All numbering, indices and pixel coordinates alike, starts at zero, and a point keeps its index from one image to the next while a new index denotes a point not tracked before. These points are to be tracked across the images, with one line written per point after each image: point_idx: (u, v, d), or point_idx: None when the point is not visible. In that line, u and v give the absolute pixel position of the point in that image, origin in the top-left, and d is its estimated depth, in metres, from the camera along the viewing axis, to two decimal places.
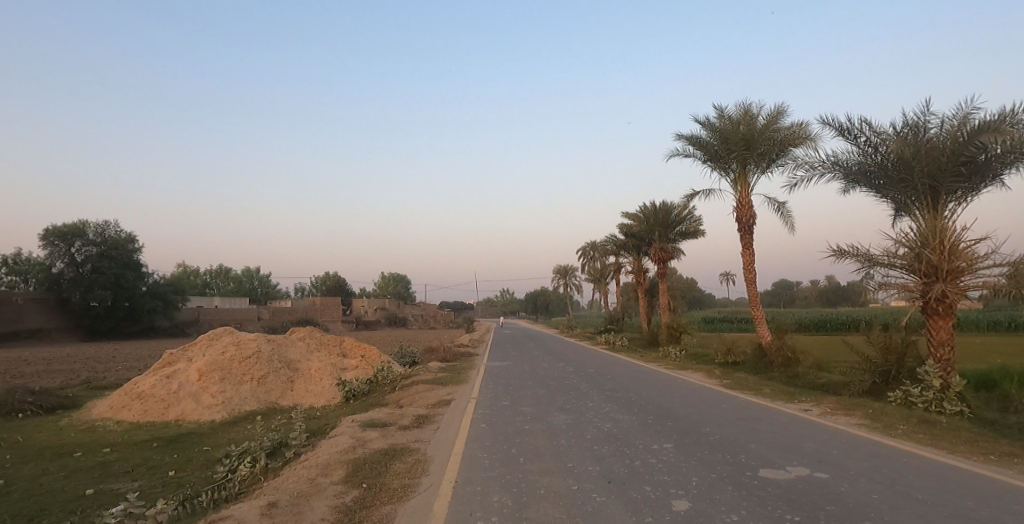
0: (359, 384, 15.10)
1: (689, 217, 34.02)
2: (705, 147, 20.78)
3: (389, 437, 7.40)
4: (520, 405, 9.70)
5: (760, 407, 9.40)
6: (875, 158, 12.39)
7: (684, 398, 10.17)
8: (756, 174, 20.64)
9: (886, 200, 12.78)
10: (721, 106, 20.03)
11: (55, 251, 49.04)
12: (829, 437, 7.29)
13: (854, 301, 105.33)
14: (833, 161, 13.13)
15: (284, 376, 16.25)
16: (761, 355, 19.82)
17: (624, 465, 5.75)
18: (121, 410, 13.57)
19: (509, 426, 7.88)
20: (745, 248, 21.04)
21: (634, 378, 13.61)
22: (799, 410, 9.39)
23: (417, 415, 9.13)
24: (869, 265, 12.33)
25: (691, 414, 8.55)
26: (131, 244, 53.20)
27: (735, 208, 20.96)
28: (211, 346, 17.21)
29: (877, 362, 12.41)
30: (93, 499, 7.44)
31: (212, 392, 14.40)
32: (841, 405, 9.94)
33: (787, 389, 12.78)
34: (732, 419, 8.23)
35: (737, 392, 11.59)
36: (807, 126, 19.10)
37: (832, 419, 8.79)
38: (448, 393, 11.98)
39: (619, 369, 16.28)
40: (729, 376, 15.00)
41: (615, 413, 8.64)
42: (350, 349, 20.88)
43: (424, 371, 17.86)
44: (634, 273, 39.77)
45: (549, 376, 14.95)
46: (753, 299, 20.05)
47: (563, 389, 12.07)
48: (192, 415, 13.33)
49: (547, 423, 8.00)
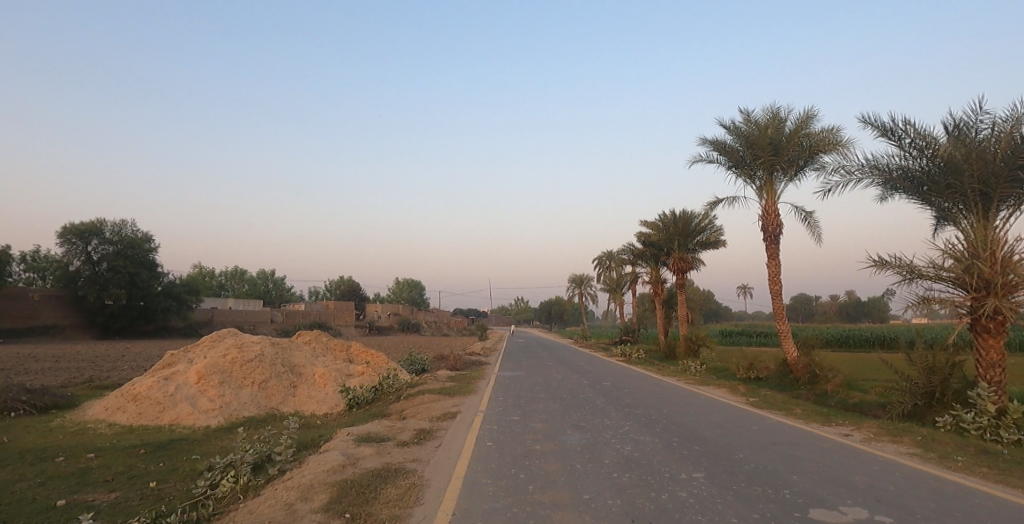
0: (363, 392, 14.45)
1: (709, 226, 33.02)
2: (730, 153, 19.95)
3: (384, 454, 6.67)
4: (531, 421, 8.90)
5: (796, 431, 8.48)
6: (918, 162, 11.46)
7: (710, 419, 9.30)
8: (783, 182, 19.70)
9: (931, 208, 11.79)
10: (747, 110, 19.18)
11: (72, 248, 49.51)
12: (881, 470, 6.40)
13: (876, 316, 102.82)
14: (871, 165, 12.21)
15: (287, 381, 15.67)
16: (787, 372, 18.71)
17: (649, 499, 4.97)
18: (115, 412, 13.11)
19: (517, 445, 7.11)
20: (771, 259, 20.08)
21: (653, 394, 12.73)
22: (839, 435, 8.48)
23: (418, 429, 8.40)
24: (911, 276, 11.37)
25: (720, 438, 7.70)
26: (147, 244, 53.64)
27: (760, 217, 20.02)
28: (213, 348, 16.69)
29: (919, 383, 11.32)
30: (62, 511, 6.83)
31: (210, 395, 13.86)
32: (883, 430, 9.03)
33: (820, 410, 11.78)
34: (766, 445, 7.37)
35: (766, 412, 10.68)
36: (839, 131, 18.14)
37: (879, 446, 7.83)
38: (454, 405, 11.24)
39: (637, 383, 15.41)
40: (755, 394, 14.02)
41: (635, 434, 7.83)
42: (357, 354, 20.23)
43: (432, 379, 17.14)
44: (651, 283, 38.73)
45: (562, 389, 14.14)
46: (779, 312, 19.01)
47: (577, 403, 11.30)
48: (188, 419, 12.80)
49: (560, 443, 7.24)
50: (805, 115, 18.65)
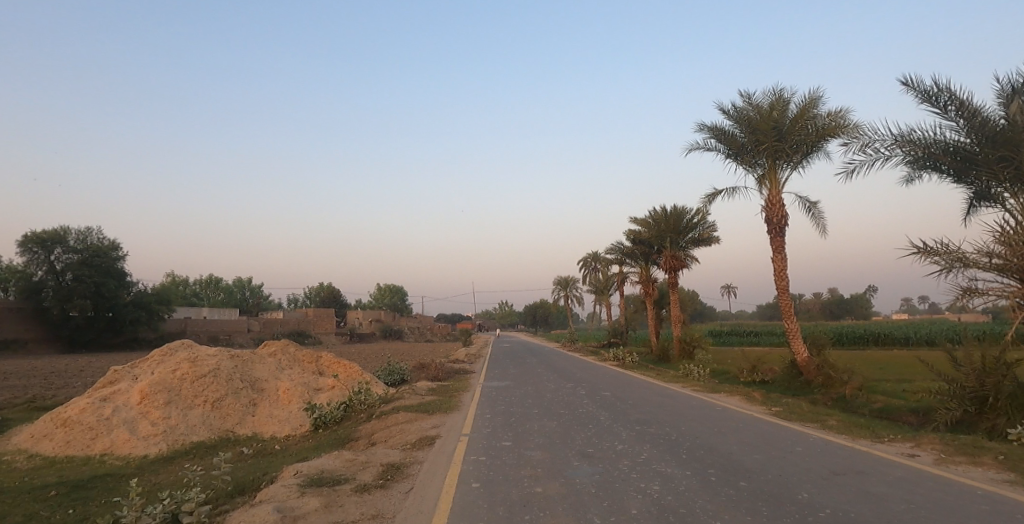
0: (331, 410, 12.65)
1: (703, 223, 31.75)
2: (730, 140, 18.68)
3: (334, 508, 4.92)
4: (525, 448, 7.29)
5: (849, 452, 6.99)
6: (960, 136, 10.17)
7: (739, 437, 7.79)
8: (788, 170, 18.38)
9: (972, 186, 10.49)
10: (749, 92, 17.94)
11: (34, 258, 46.67)
12: (993, 510, 4.86)
13: (858, 313, 104.42)
14: (903, 140, 10.85)
15: (245, 399, 13.73)
16: (796, 374, 17.32)
17: None
18: (40, 441, 11.17)
19: (511, 488, 5.43)
20: (776, 253, 18.75)
21: (662, 406, 11.19)
22: (902, 455, 7.01)
23: (386, 464, 6.65)
24: (960, 267, 10.00)
25: (765, 466, 6.18)
26: (115, 252, 50.84)
27: (764, 208, 18.65)
28: (162, 363, 14.68)
29: (967, 386, 10.00)
30: None
31: (153, 417, 11.93)
32: (947, 446, 7.60)
33: (856, 420, 10.32)
34: (827, 478, 5.82)
35: (797, 425, 9.23)
36: (848, 114, 16.90)
37: (960, 471, 6.33)
38: (434, 426, 9.52)
39: (640, 391, 13.85)
40: (771, 401, 12.63)
41: (659, 464, 6.22)
42: (328, 366, 18.35)
43: (410, 393, 15.33)
44: (641, 283, 37.31)
45: (556, 401, 12.58)
46: (787, 310, 17.58)
47: (577, 421, 9.68)
48: (123, 448, 10.88)
49: (569, 482, 5.62)
50: (811, 96, 17.37)
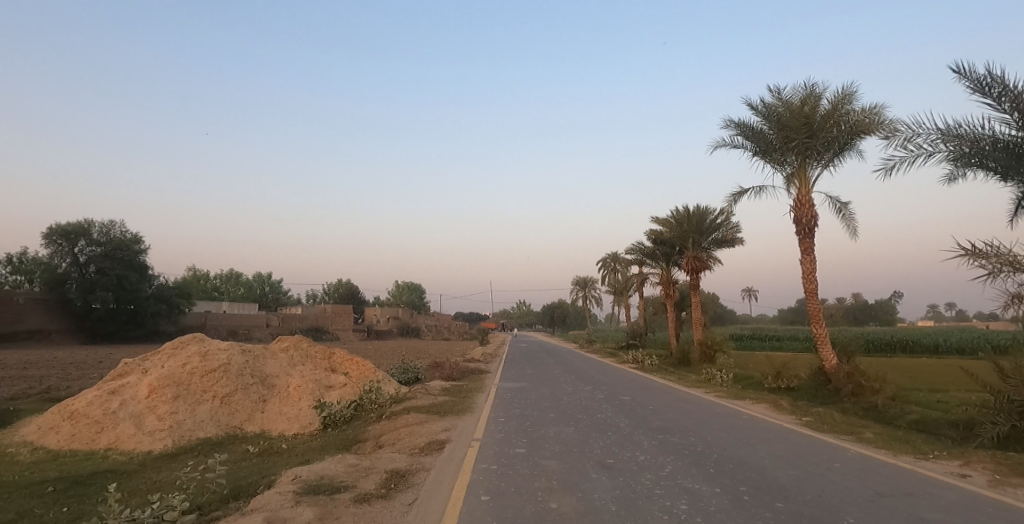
0: (341, 410, 12.34)
1: (726, 223, 30.90)
2: (757, 137, 17.99)
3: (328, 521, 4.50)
4: (540, 457, 6.83)
5: (893, 470, 6.39)
6: (1012, 130, 9.46)
7: (771, 450, 7.23)
8: (818, 169, 17.63)
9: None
10: (779, 87, 17.25)
11: (58, 250, 47.62)
12: None
13: (883, 319, 101.99)
14: (950, 135, 10.14)
15: (254, 395, 13.48)
16: (824, 382, 16.55)
17: None
18: (47, 433, 11.06)
19: (523, 502, 4.99)
20: (804, 256, 17.99)
21: (685, 413, 10.63)
22: (952, 476, 6.39)
23: (391, 470, 6.25)
24: (1009, 271, 9.27)
25: (803, 485, 5.62)
26: (137, 245, 51.65)
27: (792, 208, 17.91)
28: (173, 356, 14.53)
29: (1015, 400, 9.30)
30: None
31: (161, 412, 11.77)
32: (1001, 466, 6.94)
33: (894, 434, 9.65)
34: (874, 500, 5.25)
35: (832, 437, 8.60)
36: (883, 111, 16.12)
37: (1020, 495, 5.71)
38: (445, 429, 9.12)
39: (661, 397, 13.28)
40: (800, 410, 11.98)
41: (685, 479, 5.71)
42: (341, 362, 18.10)
43: (422, 393, 14.97)
44: (661, 284, 36.50)
45: (573, 405, 12.08)
46: (815, 315, 16.80)
47: (595, 427, 9.20)
48: (129, 443, 10.71)
49: (587, 497, 5.14)
50: (845, 92, 16.62)
